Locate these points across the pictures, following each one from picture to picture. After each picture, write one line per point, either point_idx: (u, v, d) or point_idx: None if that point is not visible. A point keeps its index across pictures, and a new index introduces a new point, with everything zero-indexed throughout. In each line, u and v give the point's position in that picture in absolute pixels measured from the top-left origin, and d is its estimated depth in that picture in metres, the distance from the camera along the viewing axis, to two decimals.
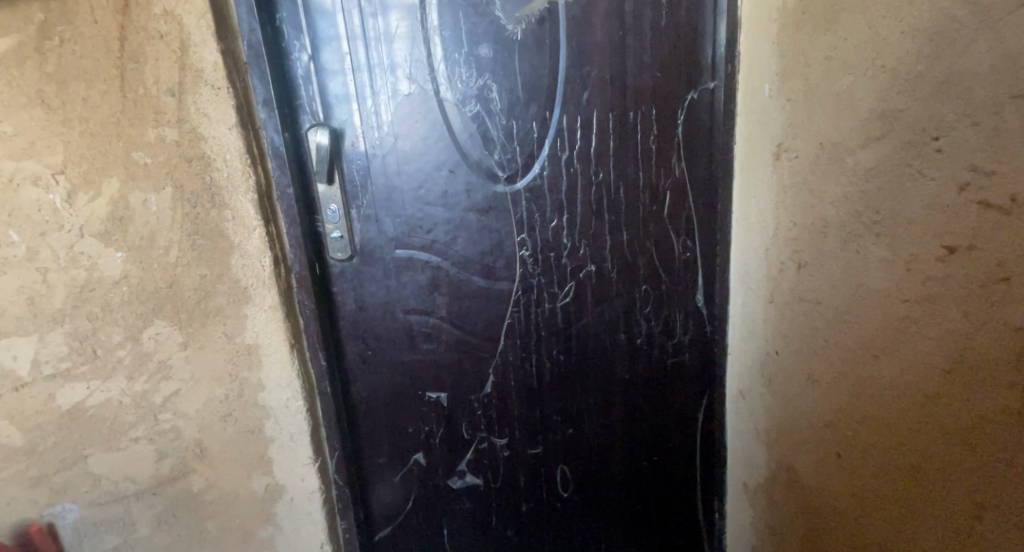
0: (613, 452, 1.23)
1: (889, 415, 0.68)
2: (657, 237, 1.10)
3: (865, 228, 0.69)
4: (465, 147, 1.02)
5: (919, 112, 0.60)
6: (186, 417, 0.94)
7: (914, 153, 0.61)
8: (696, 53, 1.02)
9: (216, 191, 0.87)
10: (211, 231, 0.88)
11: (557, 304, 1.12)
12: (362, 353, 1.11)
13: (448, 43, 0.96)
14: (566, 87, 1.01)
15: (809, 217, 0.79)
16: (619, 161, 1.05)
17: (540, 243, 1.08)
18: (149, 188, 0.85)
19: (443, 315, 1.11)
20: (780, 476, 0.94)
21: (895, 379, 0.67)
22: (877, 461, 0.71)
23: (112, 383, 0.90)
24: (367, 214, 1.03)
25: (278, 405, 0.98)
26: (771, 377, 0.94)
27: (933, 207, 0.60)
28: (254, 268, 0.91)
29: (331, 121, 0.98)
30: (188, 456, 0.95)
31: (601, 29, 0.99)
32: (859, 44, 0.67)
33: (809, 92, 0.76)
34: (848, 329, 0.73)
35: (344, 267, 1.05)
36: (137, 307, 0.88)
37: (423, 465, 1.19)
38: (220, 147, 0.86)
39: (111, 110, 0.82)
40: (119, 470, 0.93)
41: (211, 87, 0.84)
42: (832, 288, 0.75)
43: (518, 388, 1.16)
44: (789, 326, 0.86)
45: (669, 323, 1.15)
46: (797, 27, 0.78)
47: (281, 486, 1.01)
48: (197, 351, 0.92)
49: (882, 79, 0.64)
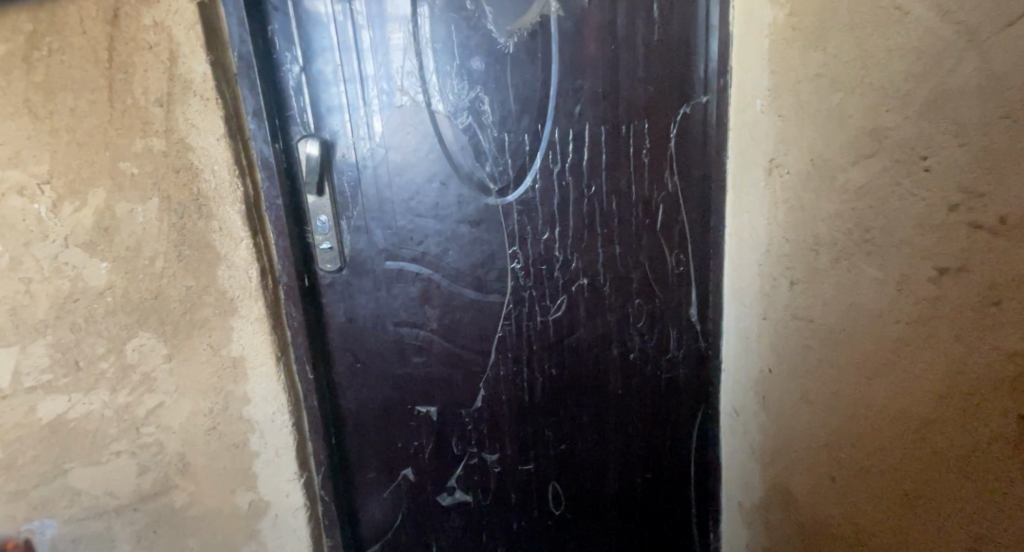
0: (606, 468, 1.22)
1: (882, 436, 0.67)
2: (650, 251, 1.09)
3: (856, 245, 0.68)
4: (457, 159, 1.01)
5: (908, 131, 0.60)
6: (170, 431, 0.92)
7: (904, 171, 0.60)
8: (689, 67, 1.01)
9: (204, 202, 0.86)
10: (197, 241, 0.87)
11: (550, 317, 1.11)
12: (351, 366, 1.10)
13: (440, 55, 0.96)
14: (558, 100, 1.00)
15: (801, 233, 0.78)
16: (612, 174, 1.05)
17: (532, 256, 1.07)
18: (136, 199, 0.84)
19: (434, 328, 1.09)
20: (774, 495, 0.93)
21: (887, 400, 0.66)
22: (871, 484, 0.70)
23: (95, 396, 0.89)
24: (358, 225, 1.03)
25: (264, 420, 0.96)
26: (766, 395, 0.92)
27: (923, 226, 0.59)
28: (241, 279, 0.90)
29: (321, 132, 0.97)
30: (171, 471, 0.94)
31: (594, 43, 0.99)
32: (848, 61, 0.66)
33: (800, 108, 0.76)
34: (841, 348, 0.72)
35: (334, 278, 1.04)
36: (122, 318, 0.87)
37: (413, 480, 1.17)
38: (208, 158, 0.85)
39: (98, 120, 0.81)
40: (100, 485, 0.92)
41: (200, 98, 0.83)
42: (825, 307, 0.74)
43: (509, 402, 1.15)
44: (781, 342, 0.86)
45: (662, 338, 1.14)
46: (788, 43, 0.77)
47: (266, 502, 1.00)
48: (182, 363, 0.91)
49: (871, 96, 0.64)
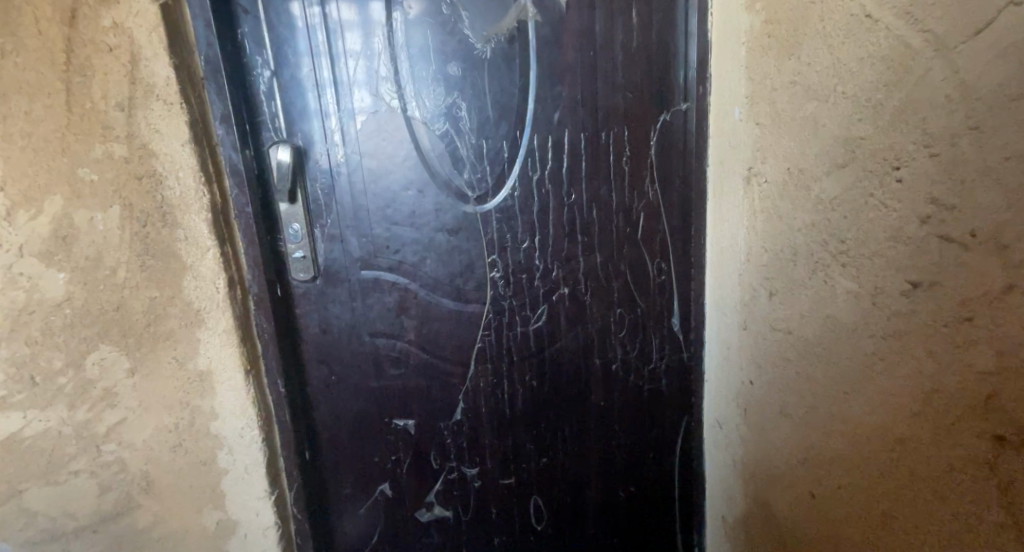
0: (588, 482, 1.19)
1: (859, 454, 0.66)
2: (632, 260, 1.08)
3: (832, 257, 0.66)
4: (434, 166, 0.99)
5: (880, 142, 0.58)
6: (132, 448, 0.89)
7: (877, 182, 0.59)
8: (668, 74, 1.00)
9: (168, 210, 0.83)
10: (162, 251, 0.84)
11: (530, 327, 1.09)
12: (326, 379, 1.07)
13: (416, 61, 0.94)
14: (536, 107, 0.98)
15: (778, 244, 0.76)
16: (591, 182, 1.03)
17: (511, 264, 1.05)
18: (95, 206, 0.81)
19: (411, 339, 1.07)
20: (755, 510, 0.91)
21: (865, 417, 0.64)
22: (850, 502, 0.68)
23: (51, 412, 0.85)
24: (332, 233, 1.00)
25: (232, 435, 0.94)
26: (746, 408, 0.91)
27: (896, 238, 0.58)
28: (208, 290, 0.88)
29: (294, 138, 0.95)
30: (134, 490, 0.91)
31: (571, 49, 0.97)
32: (821, 69, 0.65)
33: (776, 116, 0.74)
34: (818, 362, 0.70)
35: (307, 288, 1.02)
36: (81, 331, 0.84)
37: (390, 496, 1.14)
38: (172, 164, 0.82)
39: (55, 125, 0.78)
40: (58, 505, 0.88)
41: (162, 102, 0.80)
42: (802, 318, 0.72)
43: (489, 415, 1.12)
44: (761, 354, 0.84)
45: (644, 348, 1.12)
46: (764, 50, 0.76)
47: (234, 521, 0.97)
48: (146, 378, 0.88)
49: (844, 104, 0.62)
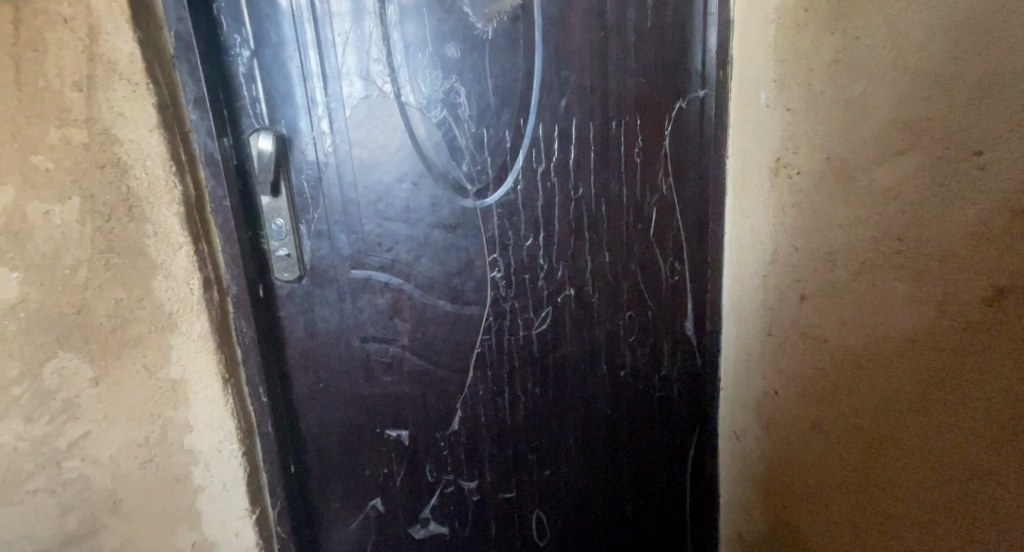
0: (594, 496, 1.11)
1: (919, 483, 0.58)
2: (643, 259, 1.00)
3: (884, 257, 0.58)
4: (431, 157, 0.91)
5: (954, 124, 0.51)
6: (97, 464, 0.81)
7: (948, 170, 0.51)
8: (685, 58, 0.92)
9: (135, 203, 0.75)
10: (128, 248, 0.76)
11: (533, 331, 1.01)
12: (312, 387, 0.99)
13: (411, 41, 0.86)
14: (542, 93, 0.90)
15: (812, 243, 0.68)
16: (600, 175, 0.95)
17: (513, 264, 0.97)
18: (51, 199, 0.73)
19: (405, 344, 0.99)
20: (779, 533, 0.84)
21: (927, 441, 0.56)
22: (903, 535, 0.60)
23: (6, 425, 0.77)
24: (319, 229, 0.92)
25: (208, 450, 0.85)
26: (770, 421, 0.83)
27: (976, 236, 0.50)
28: (180, 292, 0.79)
29: (277, 125, 0.87)
30: (100, 510, 0.83)
31: (581, 29, 0.89)
32: (874, 46, 0.57)
33: (811, 100, 0.66)
34: (863, 376, 0.62)
35: (292, 288, 0.93)
36: (37, 337, 0.76)
37: (382, 511, 1.06)
38: (138, 151, 0.74)
39: (4, 107, 0.70)
40: (14, 527, 0.81)
41: (126, 82, 0.72)
42: (841, 326, 0.65)
43: (488, 425, 1.05)
44: (789, 365, 0.76)
45: (656, 354, 1.05)
46: (797, 27, 0.68)
47: (212, 544, 0.89)
48: (111, 388, 0.79)
49: (904, 83, 0.54)
